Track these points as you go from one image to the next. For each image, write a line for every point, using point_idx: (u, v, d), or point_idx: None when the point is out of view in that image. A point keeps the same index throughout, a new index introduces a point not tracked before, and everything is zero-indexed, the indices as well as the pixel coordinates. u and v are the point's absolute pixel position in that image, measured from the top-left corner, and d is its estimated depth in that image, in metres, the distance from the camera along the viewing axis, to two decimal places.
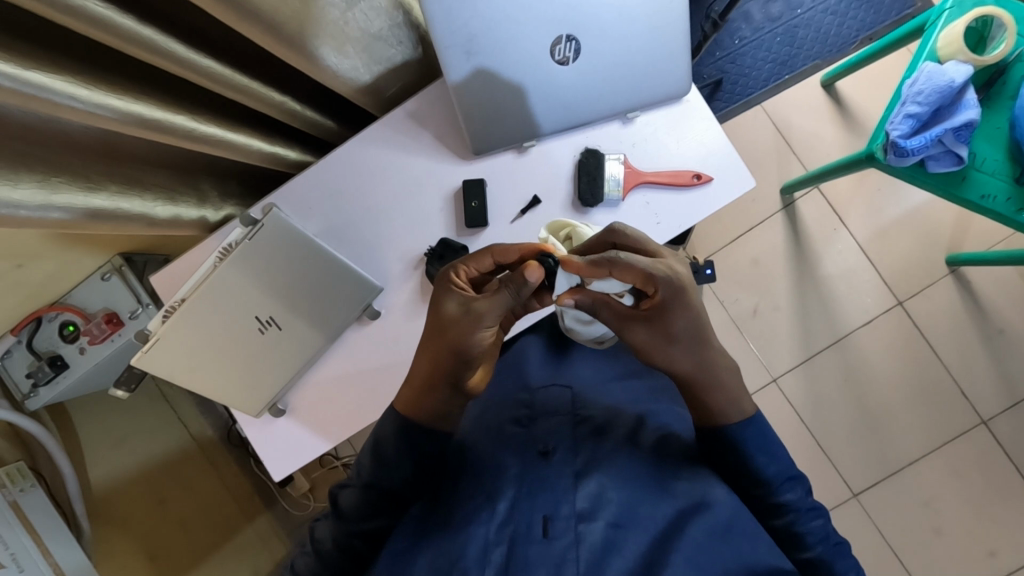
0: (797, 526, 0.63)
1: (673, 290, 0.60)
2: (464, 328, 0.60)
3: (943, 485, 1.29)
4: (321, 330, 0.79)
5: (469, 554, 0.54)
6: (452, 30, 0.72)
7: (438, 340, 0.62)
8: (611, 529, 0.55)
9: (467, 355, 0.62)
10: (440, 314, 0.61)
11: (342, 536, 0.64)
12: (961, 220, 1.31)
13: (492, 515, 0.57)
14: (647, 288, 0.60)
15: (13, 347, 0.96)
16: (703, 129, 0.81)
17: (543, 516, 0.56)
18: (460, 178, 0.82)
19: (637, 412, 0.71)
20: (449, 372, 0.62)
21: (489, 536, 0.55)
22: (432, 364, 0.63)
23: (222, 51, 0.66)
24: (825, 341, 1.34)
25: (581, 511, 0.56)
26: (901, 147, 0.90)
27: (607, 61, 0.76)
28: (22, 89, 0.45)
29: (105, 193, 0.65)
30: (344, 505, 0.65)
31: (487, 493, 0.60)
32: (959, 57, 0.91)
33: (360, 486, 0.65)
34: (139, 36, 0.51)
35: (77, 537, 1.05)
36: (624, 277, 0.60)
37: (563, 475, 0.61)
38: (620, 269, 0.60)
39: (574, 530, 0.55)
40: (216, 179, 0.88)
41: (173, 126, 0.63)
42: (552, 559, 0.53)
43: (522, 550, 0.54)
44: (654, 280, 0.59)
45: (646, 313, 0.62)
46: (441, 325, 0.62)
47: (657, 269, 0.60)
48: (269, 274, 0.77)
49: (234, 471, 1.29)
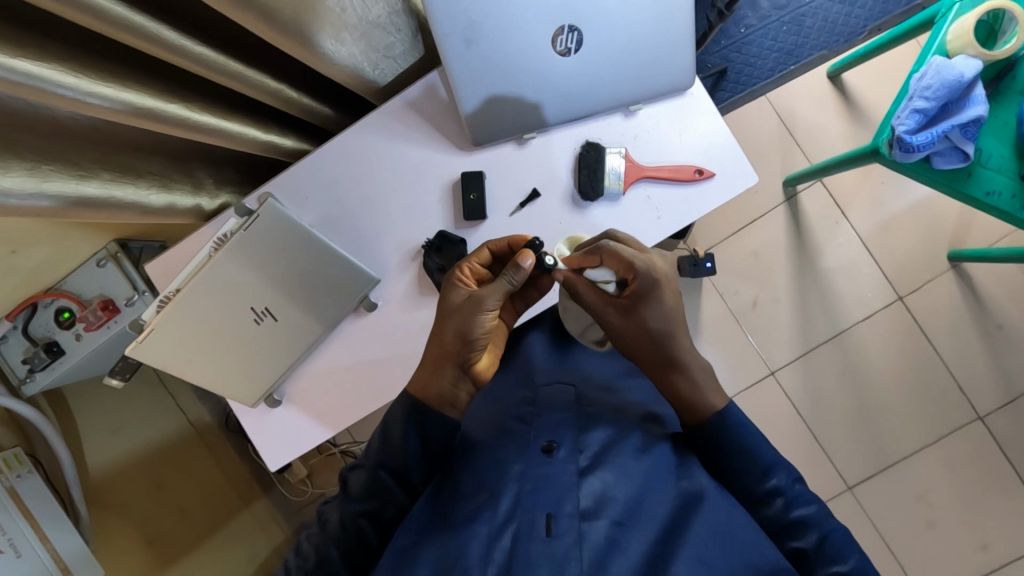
0: (793, 512, 0.62)
1: (650, 281, 0.67)
2: (466, 311, 0.63)
3: (937, 479, 1.29)
4: (325, 311, 0.79)
5: (472, 553, 0.53)
6: (452, 17, 0.70)
7: (442, 327, 0.65)
8: (615, 528, 0.55)
9: (469, 338, 0.63)
10: (444, 305, 0.65)
11: (358, 517, 0.62)
12: (965, 214, 1.30)
13: (495, 513, 0.57)
14: (628, 277, 0.67)
15: (9, 333, 0.97)
16: (706, 122, 0.79)
17: (547, 513, 0.56)
18: (459, 169, 0.81)
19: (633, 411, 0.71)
20: (453, 352, 0.64)
21: (492, 533, 0.55)
22: (437, 351, 0.65)
23: (216, 37, 0.64)
24: (824, 335, 1.33)
25: (584, 510, 0.56)
26: (907, 142, 0.88)
27: (610, 51, 0.74)
28: (12, 78, 0.43)
29: (97, 180, 0.64)
30: (354, 486, 0.64)
31: (489, 491, 0.59)
32: (969, 50, 0.89)
33: (372, 475, 0.63)
34: (130, 23, 0.49)
35: (75, 522, 1.05)
36: (611, 263, 0.68)
37: (567, 472, 0.60)
38: (606, 255, 0.68)
39: (578, 530, 0.54)
40: (212, 166, 0.87)
41: (167, 115, 0.61)
42: (555, 559, 0.52)
43: (525, 547, 0.53)
44: (634, 267, 0.67)
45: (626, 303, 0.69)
46: (443, 314, 0.65)
47: (639, 261, 0.67)
48: (274, 262, 0.76)
49: (234, 458, 1.33)
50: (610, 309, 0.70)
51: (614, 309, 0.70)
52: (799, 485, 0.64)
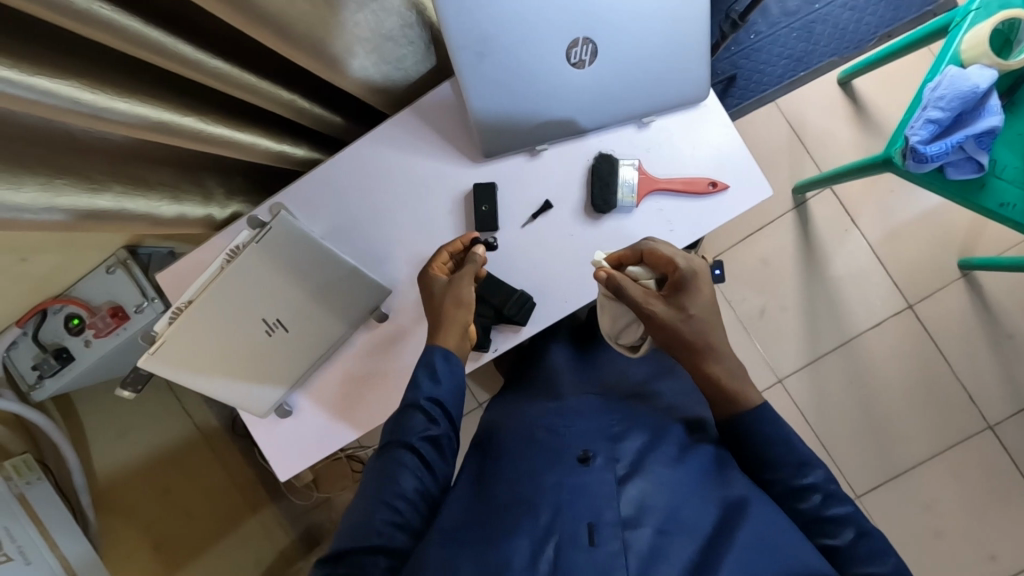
0: (828, 509, 0.61)
1: (693, 276, 0.67)
2: (455, 283, 0.72)
3: (945, 487, 1.28)
4: (343, 313, 0.78)
5: (515, 565, 0.53)
6: (466, 31, 0.69)
7: (436, 305, 0.72)
8: (658, 537, 0.54)
9: (464, 302, 0.71)
10: (432, 292, 0.73)
11: (416, 441, 0.66)
12: (975, 223, 1.29)
13: (536, 521, 0.56)
14: (670, 269, 0.67)
15: (18, 339, 0.97)
16: (718, 134, 0.79)
17: (588, 522, 0.55)
18: (471, 181, 0.81)
19: (653, 415, 0.70)
20: (455, 316, 0.71)
21: (535, 542, 0.54)
22: (439, 323, 0.71)
23: (229, 51, 0.64)
24: (832, 343, 1.33)
25: (625, 518, 0.56)
26: (921, 153, 0.88)
27: (624, 61, 0.74)
28: (28, 96, 0.43)
29: (109, 193, 0.63)
30: (409, 428, 0.67)
31: (528, 502, 0.58)
32: (983, 61, 0.88)
33: (413, 412, 0.67)
34: (145, 38, 0.49)
35: (84, 529, 1.05)
36: (653, 259, 0.69)
37: (605, 480, 0.59)
38: (648, 250, 0.69)
39: (621, 538, 0.54)
40: (222, 176, 0.87)
41: (181, 128, 0.61)
42: (600, 566, 0.52)
43: (569, 556, 0.53)
44: (676, 261, 0.67)
45: (668, 298, 0.67)
46: (433, 297, 0.73)
47: (681, 257, 0.67)
48: (293, 275, 0.75)
49: (239, 461, 1.33)
50: (654, 301, 0.67)
51: (658, 302, 0.67)
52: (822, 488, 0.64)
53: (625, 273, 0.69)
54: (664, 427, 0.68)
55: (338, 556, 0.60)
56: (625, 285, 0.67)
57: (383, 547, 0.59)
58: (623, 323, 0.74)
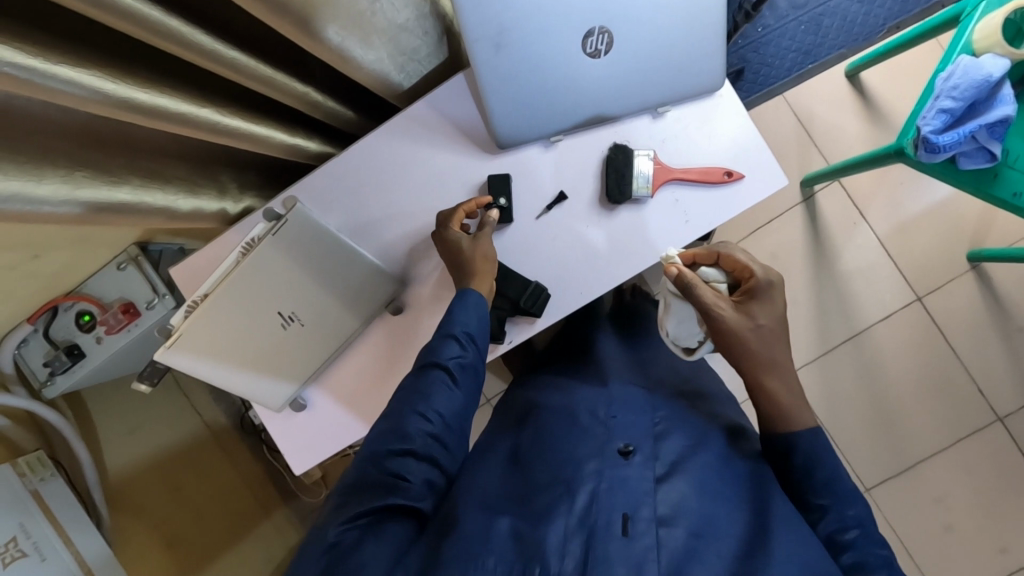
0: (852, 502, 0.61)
1: (767, 286, 0.69)
2: (482, 239, 0.75)
3: (954, 480, 1.28)
4: (359, 307, 0.79)
5: (549, 543, 0.52)
6: (483, 21, 0.69)
7: (465, 259, 0.74)
8: (692, 538, 0.53)
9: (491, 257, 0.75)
10: (460, 245, 0.74)
11: (450, 363, 0.68)
12: (985, 215, 1.29)
13: (571, 506, 0.55)
14: (745, 274, 0.70)
15: (29, 336, 0.97)
16: (734, 125, 0.79)
17: (623, 513, 0.54)
18: (485, 172, 0.81)
19: (699, 420, 0.70)
20: (486, 268, 0.74)
21: (569, 526, 0.53)
22: (470, 275, 0.73)
23: (246, 43, 0.64)
24: (841, 336, 1.33)
25: (661, 516, 0.55)
26: (934, 143, 0.87)
27: (640, 51, 0.74)
28: (53, 85, 0.43)
29: (127, 186, 0.63)
30: (445, 351, 0.68)
31: (566, 483, 0.58)
32: (997, 50, 0.88)
33: (449, 337, 0.69)
34: (166, 28, 0.49)
35: (98, 526, 1.05)
36: (728, 262, 0.71)
37: (644, 477, 0.58)
38: (725, 255, 0.72)
39: (655, 533, 0.53)
40: (235, 170, 0.87)
41: (198, 119, 0.61)
42: (633, 559, 0.51)
43: (602, 545, 0.51)
44: (751, 269, 0.69)
45: (737, 301, 0.69)
46: (460, 251, 0.74)
47: (758, 266, 0.70)
48: (306, 267, 0.75)
49: (249, 461, 1.32)
50: (723, 305, 0.68)
51: (729, 306, 0.68)
52: (841, 479, 0.64)
53: (698, 272, 0.72)
54: (705, 435, 0.67)
55: (370, 460, 0.62)
56: (698, 285, 0.69)
57: (416, 453, 0.62)
58: (686, 322, 0.75)
